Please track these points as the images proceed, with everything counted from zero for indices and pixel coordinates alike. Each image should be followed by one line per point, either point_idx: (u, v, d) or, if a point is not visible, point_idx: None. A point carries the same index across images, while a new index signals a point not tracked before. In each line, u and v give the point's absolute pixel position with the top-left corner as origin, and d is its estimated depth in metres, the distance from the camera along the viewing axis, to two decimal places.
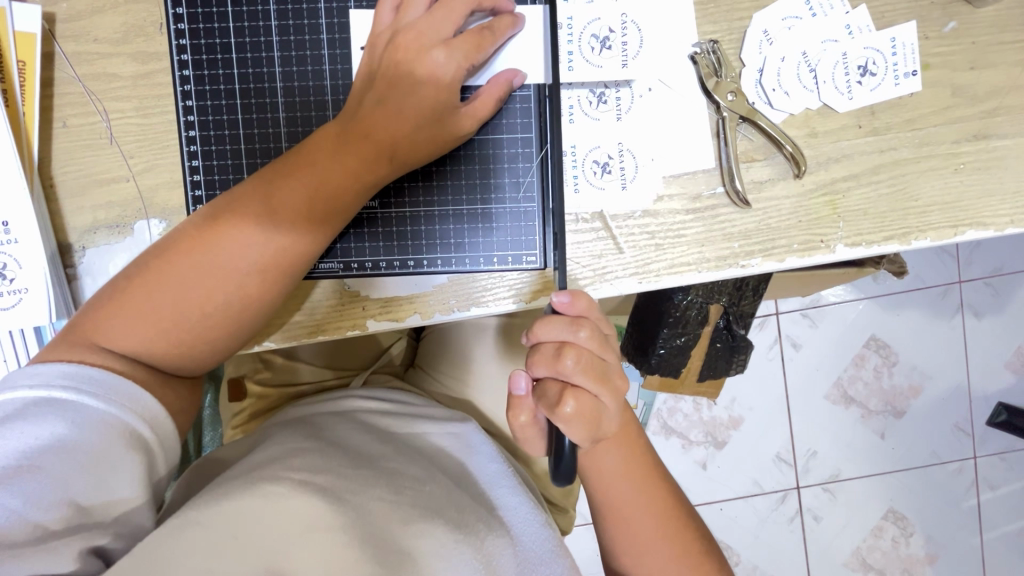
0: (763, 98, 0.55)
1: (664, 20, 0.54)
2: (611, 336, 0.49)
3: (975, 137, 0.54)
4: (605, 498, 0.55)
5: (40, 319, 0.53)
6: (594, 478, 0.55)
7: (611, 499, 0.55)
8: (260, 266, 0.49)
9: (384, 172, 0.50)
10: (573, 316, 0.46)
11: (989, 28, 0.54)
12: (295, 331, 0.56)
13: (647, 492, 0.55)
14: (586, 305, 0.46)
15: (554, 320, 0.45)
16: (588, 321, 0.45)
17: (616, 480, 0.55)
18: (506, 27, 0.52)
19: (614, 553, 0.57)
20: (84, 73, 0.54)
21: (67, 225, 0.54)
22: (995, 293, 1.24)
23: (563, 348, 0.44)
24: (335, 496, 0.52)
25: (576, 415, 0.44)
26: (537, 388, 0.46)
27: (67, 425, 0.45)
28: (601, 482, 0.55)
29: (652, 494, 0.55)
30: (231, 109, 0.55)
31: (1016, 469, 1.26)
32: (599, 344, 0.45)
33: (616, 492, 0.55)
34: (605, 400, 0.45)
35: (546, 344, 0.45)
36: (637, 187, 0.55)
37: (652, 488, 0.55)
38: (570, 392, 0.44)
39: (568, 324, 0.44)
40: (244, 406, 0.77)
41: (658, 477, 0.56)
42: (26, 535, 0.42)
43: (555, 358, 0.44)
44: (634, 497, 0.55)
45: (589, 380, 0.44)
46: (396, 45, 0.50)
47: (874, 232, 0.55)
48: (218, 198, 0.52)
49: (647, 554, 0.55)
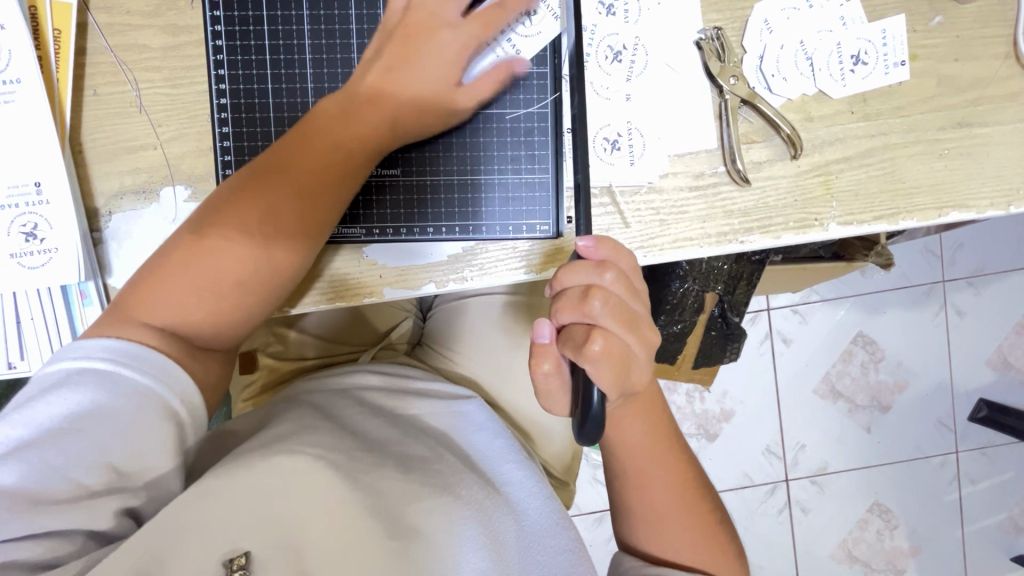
0: (763, 83, 0.58)
1: (672, 8, 0.58)
2: (638, 288, 0.51)
3: (960, 125, 0.58)
4: (626, 466, 0.58)
5: (67, 279, 0.55)
6: (617, 445, 0.58)
7: (634, 466, 0.57)
8: (289, 241, 0.51)
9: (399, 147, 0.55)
10: (598, 261, 0.49)
11: (972, 24, 0.58)
12: (314, 297, 0.58)
13: (668, 464, 0.58)
14: (610, 249, 0.49)
15: (584, 266, 0.48)
16: (612, 265, 0.48)
17: (639, 446, 0.57)
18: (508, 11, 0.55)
19: (630, 524, 0.59)
20: (116, 44, 0.56)
21: (96, 190, 0.57)
22: (977, 291, 1.29)
23: (590, 291, 0.47)
24: (348, 474, 0.55)
25: (604, 354, 0.46)
26: (562, 334, 0.48)
27: (107, 394, 0.46)
28: (625, 449, 0.57)
29: (671, 465, 0.58)
30: (261, 78, 0.57)
31: (996, 463, 1.31)
32: (623, 288, 0.48)
33: (638, 457, 0.57)
34: (630, 341, 0.47)
35: (572, 288, 0.48)
36: (645, 163, 0.58)
37: (672, 459, 0.58)
38: (597, 332, 0.46)
39: (595, 267, 0.47)
40: (255, 377, 0.80)
41: (675, 449, 0.59)
42: (69, 492, 0.45)
43: (582, 301, 0.47)
44: (655, 468, 0.57)
45: (616, 323, 0.47)
46: (401, 26, 0.54)
47: (864, 212, 0.58)
48: (235, 177, 0.53)
49: (662, 525, 0.57)
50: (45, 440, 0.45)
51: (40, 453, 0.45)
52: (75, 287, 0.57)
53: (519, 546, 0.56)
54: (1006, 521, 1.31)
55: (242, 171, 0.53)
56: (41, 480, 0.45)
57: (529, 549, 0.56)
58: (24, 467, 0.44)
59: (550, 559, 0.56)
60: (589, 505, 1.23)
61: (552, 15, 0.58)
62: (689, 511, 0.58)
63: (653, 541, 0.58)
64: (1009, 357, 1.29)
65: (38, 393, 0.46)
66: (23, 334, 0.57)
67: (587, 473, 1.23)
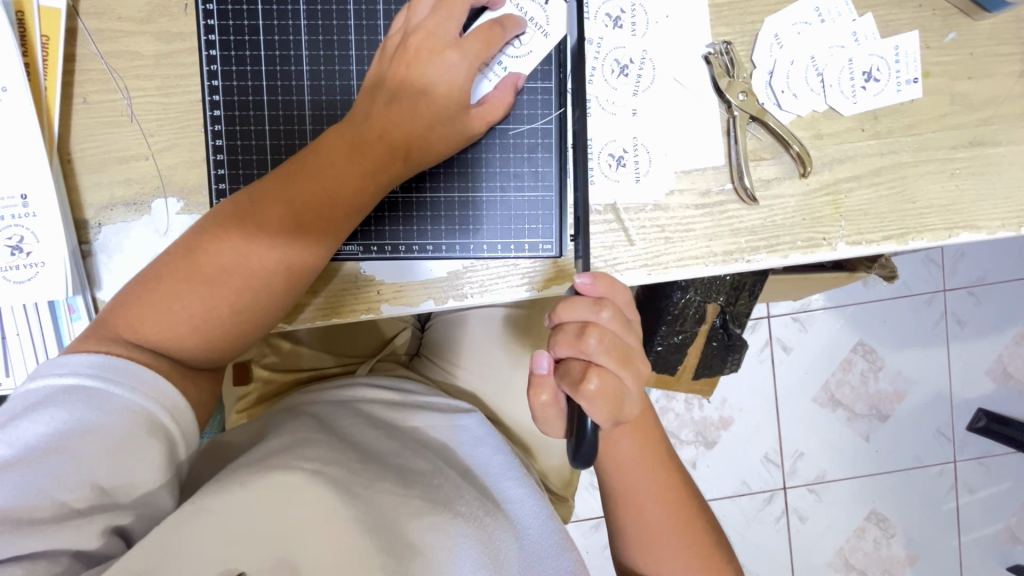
0: (772, 99, 0.57)
1: (680, 21, 0.56)
2: (635, 321, 0.50)
3: (971, 144, 0.57)
4: (619, 487, 0.56)
5: (55, 294, 0.53)
6: (609, 466, 0.57)
7: (625, 489, 0.56)
8: (280, 266, 0.50)
9: (399, 171, 0.52)
10: (595, 297, 0.48)
11: (986, 40, 0.57)
12: (311, 314, 0.57)
13: (661, 488, 0.56)
14: (607, 287, 0.48)
15: (580, 301, 0.47)
16: (610, 302, 0.47)
17: (633, 469, 0.56)
18: (512, 26, 0.54)
19: (626, 545, 0.58)
20: (106, 50, 0.55)
21: (85, 202, 0.55)
22: (978, 301, 1.28)
23: (586, 328, 0.46)
24: (346, 489, 0.53)
25: (599, 392, 0.45)
26: (560, 367, 0.48)
27: (93, 412, 0.45)
28: (618, 473, 0.56)
29: (665, 489, 0.56)
30: (256, 89, 0.56)
31: (994, 474, 1.30)
32: (621, 326, 0.47)
33: (632, 481, 0.56)
34: (627, 379, 0.47)
35: (568, 323, 0.47)
36: (651, 180, 0.56)
37: (668, 482, 0.57)
38: (593, 369, 0.45)
39: (591, 304, 0.47)
40: (249, 389, 0.78)
41: (671, 472, 0.57)
42: (53, 512, 0.44)
43: (578, 338, 0.46)
44: (649, 490, 0.56)
45: (612, 360, 0.46)
46: (404, 44, 0.52)
47: (873, 231, 0.57)
48: (237, 195, 0.52)
49: (656, 547, 0.56)
50: (28, 458, 0.44)
51: (23, 474, 0.43)
52: (63, 301, 0.55)
53: (520, 566, 0.55)
54: (1003, 531, 1.30)
55: (243, 189, 0.52)
56: (24, 499, 0.43)
57: (529, 567, 0.55)
58: (2, 487, 0.42)
59: None
60: (586, 512, 1.22)
61: (541, 31, 0.56)
62: (685, 534, 0.56)
63: (646, 562, 0.57)
64: (1008, 368, 1.29)
65: (22, 410, 0.45)
66: (8, 351, 0.56)
67: (585, 481, 1.22)
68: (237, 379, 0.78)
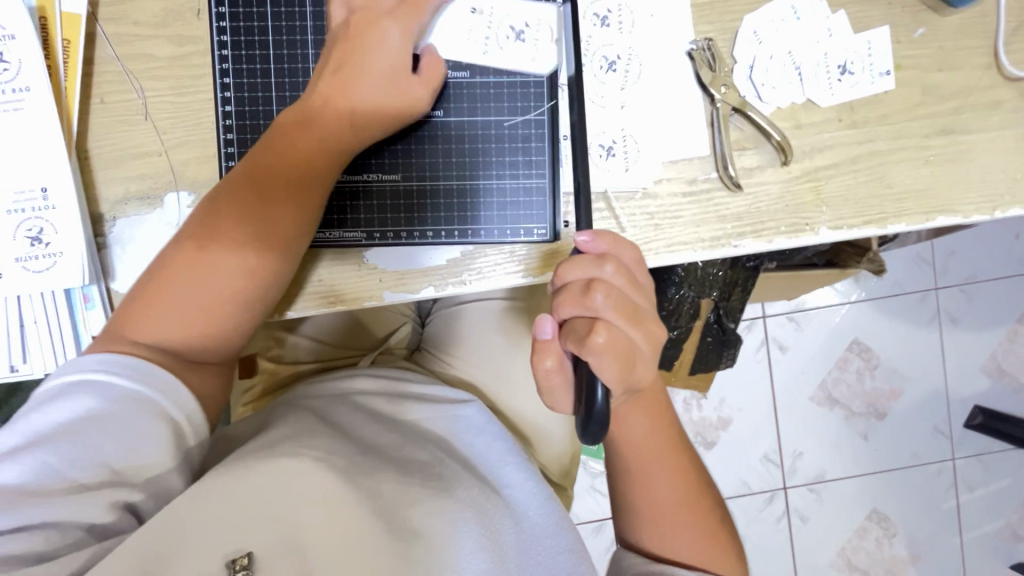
0: (753, 91, 0.60)
1: (665, 20, 0.60)
2: (642, 281, 0.52)
3: (944, 132, 0.60)
4: (629, 464, 0.58)
5: (71, 283, 0.56)
6: (623, 439, 0.57)
7: (637, 462, 0.57)
8: (261, 244, 0.53)
9: (357, 136, 0.55)
10: (597, 255, 0.50)
11: (955, 35, 0.60)
12: (315, 300, 0.59)
13: (672, 462, 0.58)
14: (609, 243, 0.52)
15: (586, 259, 0.50)
16: (612, 257, 0.50)
17: (641, 441, 0.57)
18: None
19: (631, 519, 0.59)
20: (123, 54, 0.58)
21: (101, 196, 0.58)
22: (969, 299, 1.30)
23: (592, 284, 0.49)
24: (349, 477, 0.54)
25: (607, 347, 0.47)
26: (564, 328, 0.50)
27: (101, 401, 0.47)
28: (629, 445, 0.57)
29: (674, 463, 0.58)
30: (265, 87, 0.59)
31: (993, 470, 1.31)
32: (625, 281, 0.50)
33: (641, 453, 0.57)
34: (635, 335, 0.49)
35: (574, 282, 0.50)
36: (639, 168, 0.59)
37: (675, 460, 0.58)
38: (600, 325, 0.48)
39: (594, 260, 0.49)
40: (255, 382, 0.81)
41: (679, 450, 0.59)
42: (63, 488, 0.45)
43: (584, 294, 0.49)
44: (660, 465, 0.57)
45: (619, 317, 0.48)
46: (347, 23, 0.55)
47: (853, 217, 0.59)
48: (211, 191, 0.55)
49: (662, 520, 0.57)
50: (39, 442, 0.46)
51: (34, 456, 0.45)
52: (78, 290, 0.58)
53: (519, 549, 0.55)
54: (1005, 528, 1.30)
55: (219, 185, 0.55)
56: (35, 478, 0.45)
57: (527, 549, 0.56)
58: (17, 468, 0.44)
59: (549, 559, 0.56)
60: (589, 514, 1.23)
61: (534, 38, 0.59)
62: (689, 510, 0.57)
63: (652, 537, 0.58)
64: (1002, 364, 1.30)
65: (38, 404, 0.48)
66: (26, 339, 0.58)
67: (586, 483, 1.23)
68: (244, 373, 0.81)
